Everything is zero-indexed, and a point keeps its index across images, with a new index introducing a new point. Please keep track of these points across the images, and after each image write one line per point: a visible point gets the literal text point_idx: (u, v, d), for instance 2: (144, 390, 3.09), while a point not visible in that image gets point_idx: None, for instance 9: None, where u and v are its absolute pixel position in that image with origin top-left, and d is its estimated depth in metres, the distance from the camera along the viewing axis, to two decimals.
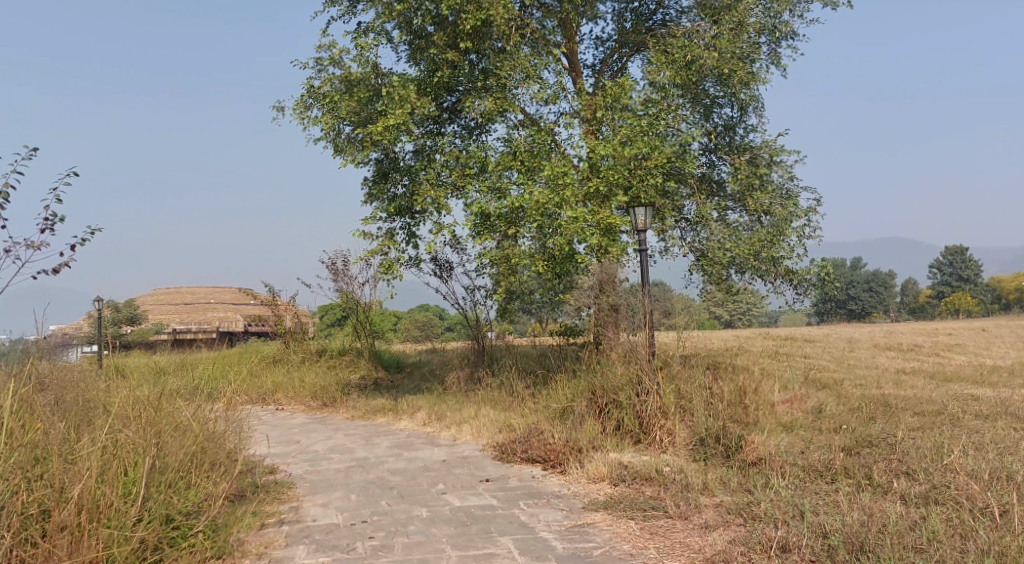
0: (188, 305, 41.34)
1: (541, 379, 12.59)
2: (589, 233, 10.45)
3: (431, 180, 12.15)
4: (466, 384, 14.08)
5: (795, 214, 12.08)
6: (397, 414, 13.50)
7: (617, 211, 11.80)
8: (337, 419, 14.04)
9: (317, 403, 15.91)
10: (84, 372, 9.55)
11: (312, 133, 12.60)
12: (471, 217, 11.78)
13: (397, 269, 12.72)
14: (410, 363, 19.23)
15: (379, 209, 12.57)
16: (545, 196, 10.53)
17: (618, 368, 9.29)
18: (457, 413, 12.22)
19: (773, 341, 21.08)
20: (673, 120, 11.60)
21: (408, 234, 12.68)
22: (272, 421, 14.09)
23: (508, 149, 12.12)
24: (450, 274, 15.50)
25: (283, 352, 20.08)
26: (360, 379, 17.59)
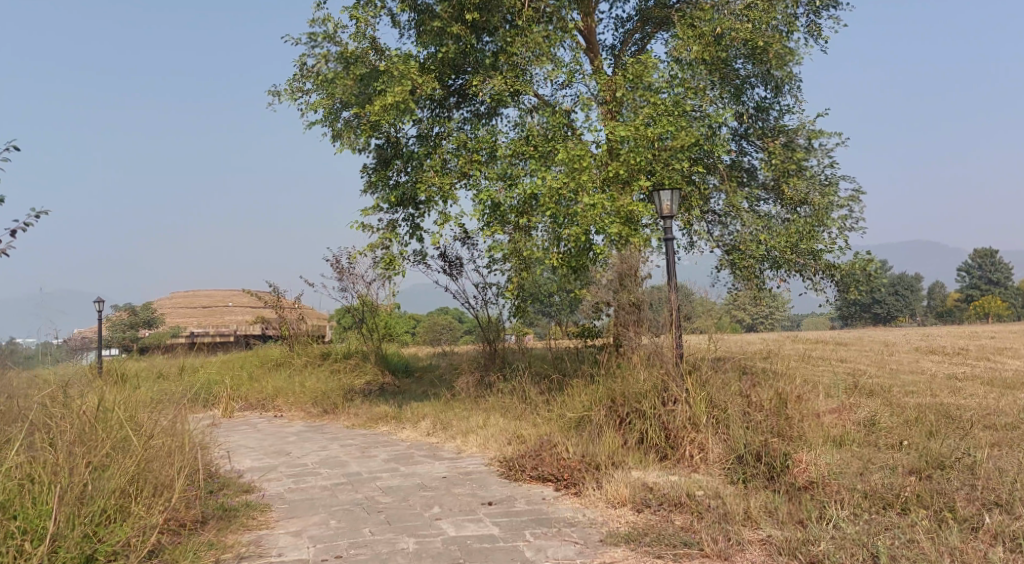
0: (201, 307, 40.75)
1: (556, 385, 11.52)
2: (609, 222, 9.35)
3: (436, 167, 11.13)
4: (475, 389, 13.04)
5: (836, 203, 10.91)
6: (399, 423, 12.50)
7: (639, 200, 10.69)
8: (336, 427, 13.06)
9: (318, 410, 14.95)
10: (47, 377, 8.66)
11: (308, 118, 11.66)
12: (479, 206, 10.74)
13: (399, 264, 11.70)
14: (419, 367, 18.23)
15: (380, 200, 11.56)
16: (559, 181, 9.47)
17: (640, 373, 8.21)
18: (463, 422, 11.20)
19: (804, 345, 19.79)
20: (701, 100, 10.51)
21: (411, 227, 11.66)
22: (267, 430, 13.14)
23: (519, 134, 11.09)
24: (461, 272, 14.49)
25: (286, 355, 19.16)
26: (365, 384, 16.62)
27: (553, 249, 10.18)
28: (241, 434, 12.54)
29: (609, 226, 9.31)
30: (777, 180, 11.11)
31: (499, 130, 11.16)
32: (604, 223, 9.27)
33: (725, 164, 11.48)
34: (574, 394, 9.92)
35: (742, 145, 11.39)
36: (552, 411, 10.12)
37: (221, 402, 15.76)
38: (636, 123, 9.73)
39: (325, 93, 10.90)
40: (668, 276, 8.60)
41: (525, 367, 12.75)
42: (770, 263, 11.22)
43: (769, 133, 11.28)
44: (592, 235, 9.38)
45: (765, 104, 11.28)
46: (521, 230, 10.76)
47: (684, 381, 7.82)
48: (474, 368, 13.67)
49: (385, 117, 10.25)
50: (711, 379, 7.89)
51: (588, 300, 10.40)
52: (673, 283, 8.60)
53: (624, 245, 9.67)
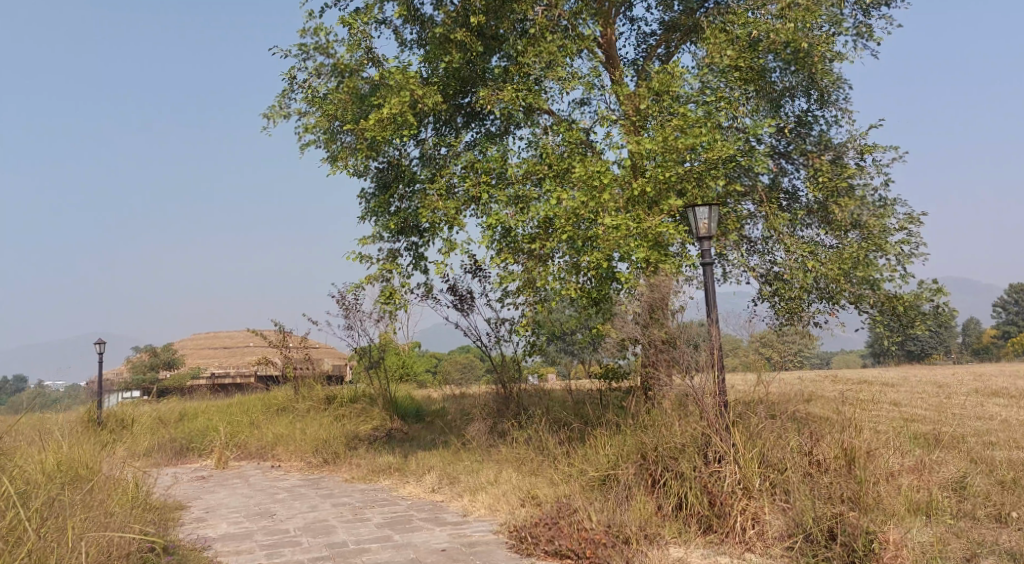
0: (214, 348, 39.81)
1: (577, 433, 10.20)
2: (635, 245, 8.12)
3: (439, 190, 10.05)
4: (487, 438, 11.74)
5: (893, 226, 9.59)
6: (403, 476, 11.22)
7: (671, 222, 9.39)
8: (334, 481, 11.81)
9: (318, 459, 13.71)
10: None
11: (301, 142, 10.71)
12: (488, 232, 9.60)
13: (400, 298, 10.56)
14: (430, 411, 16.92)
15: (379, 228, 10.47)
16: (576, 200, 8.31)
17: (675, 423, 6.91)
18: (472, 477, 9.91)
19: (847, 386, 18.24)
20: (734, 112, 9.35)
21: (414, 257, 10.58)
22: (258, 484, 11.92)
23: (533, 152, 9.97)
24: (472, 307, 13.32)
25: (290, 398, 17.94)
26: (371, 431, 15.37)
27: (570, 280, 9.00)
28: (229, 490, 11.33)
29: (635, 249, 8.05)
30: (824, 200, 9.85)
31: (509, 149, 10.07)
32: (630, 247, 8.03)
33: (762, 185, 10.26)
34: (598, 448, 8.62)
35: (782, 164, 10.16)
36: (574, 465, 8.78)
37: (215, 451, 14.58)
38: (665, 133, 8.56)
39: (317, 113, 9.96)
40: (706, 305, 7.31)
41: (543, 411, 11.43)
42: (819, 293, 9.89)
43: (813, 148, 10.05)
44: (615, 261, 8.17)
45: (808, 116, 10.06)
46: (535, 258, 9.61)
47: (729, 434, 6.50)
48: (487, 413, 12.36)
49: (381, 134, 9.22)
50: (763, 430, 6.58)
51: (612, 336, 9.13)
52: (714, 314, 7.30)
53: (653, 272, 8.46)
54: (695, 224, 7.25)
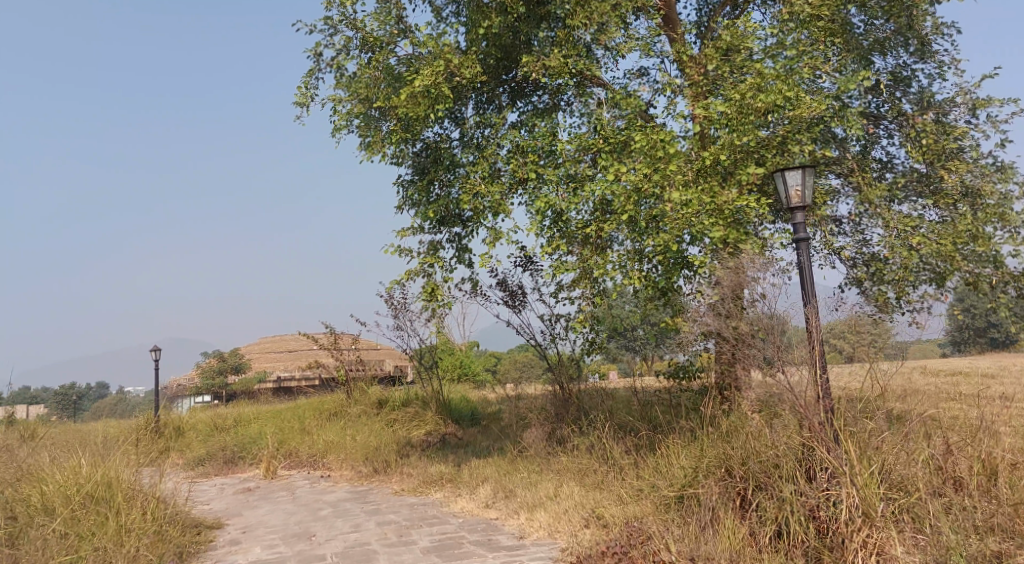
0: (274, 353, 39.76)
1: (646, 440, 9.10)
2: (710, 223, 6.95)
3: (483, 173, 9.09)
4: (546, 444, 10.72)
5: (1013, 191, 8.19)
6: (455, 488, 10.30)
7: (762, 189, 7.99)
8: (383, 494, 10.95)
9: (367, 469, 12.91)
10: (40, 505, 7.09)
11: (335, 128, 9.94)
12: (539, 216, 8.59)
13: (444, 295, 9.64)
14: (486, 414, 15.97)
15: (418, 218, 9.55)
16: (637, 174, 7.22)
17: (768, 433, 5.82)
18: (530, 491, 8.91)
19: (945, 379, 16.53)
20: (818, 67, 8.09)
21: (457, 249, 9.64)
22: (303, 497, 11.15)
23: (587, 127, 8.91)
24: (524, 303, 12.33)
25: (342, 402, 17.12)
26: (424, 436, 14.52)
27: (633, 267, 7.92)
28: (271, 505, 10.60)
29: (711, 228, 6.89)
30: (927, 165, 8.50)
31: (559, 124, 9.02)
32: (704, 226, 6.87)
33: (850, 153, 8.96)
34: (675, 460, 7.50)
35: (874, 129, 8.85)
36: (645, 479, 7.69)
37: (263, 461, 13.93)
38: (737, 92, 7.38)
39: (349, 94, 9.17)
40: (801, 289, 6.10)
41: (607, 414, 10.33)
42: (924, 272, 8.55)
43: (913, 107, 8.69)
44: (686, 243, 7.03)
45: (904, 71, 8.70)
46: (592, 245, 8.64)
47: (840, 445, 5.37)
48: (545, 418, 11.32)
49: (416, 111, 8.31)
50: (881, 442, 5.43)
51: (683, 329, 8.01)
52: (811, 299, 6.10)
53: (731, 253, 7.32)
54: (783, 192, 5.86)
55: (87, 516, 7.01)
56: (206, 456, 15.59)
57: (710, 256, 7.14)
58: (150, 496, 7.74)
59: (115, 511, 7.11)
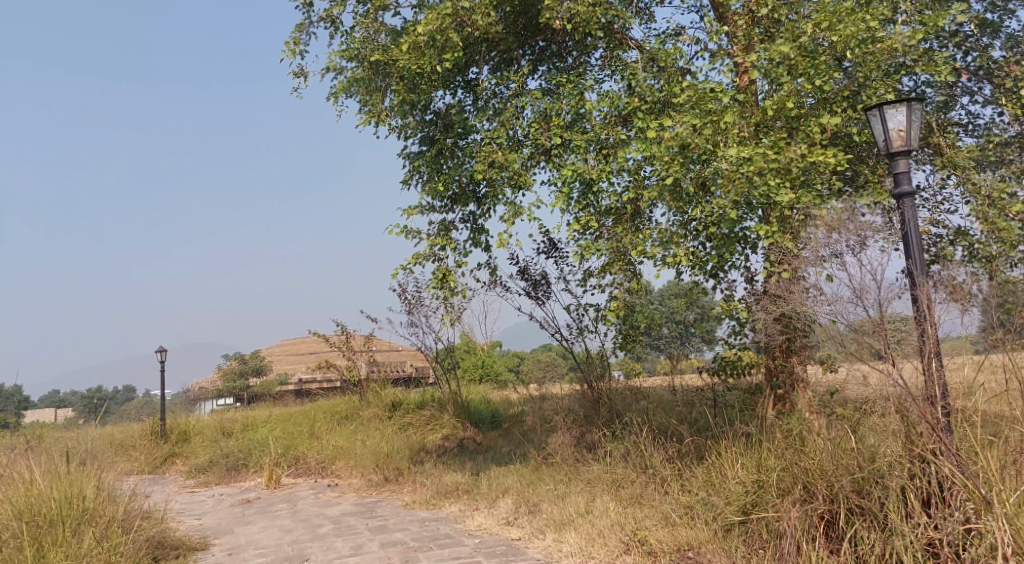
0: (292, 355, 38.87)
1: (693, 448, 7.91)
2: (776, 185, 5.70)
3: (501, 141, 7.97)
4: (574, 451, 9.53)
5: None
6: (472, 501, 9.14)
7: (842, 136, 6.48)
8: (391, 507, 9.81)
9: (377, 477, 11.79)
10: None
11: (334, 99, 8.94)
12: (565, 187, 7.47)
13: (456, 282, 8.51)
14: (508, 416, 14.74)
15: (426, 194, 8.40)
16: (684, 129, 6.00)
17: (878, 452, 4.99)
18: (557, 506, 7.74)
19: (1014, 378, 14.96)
20: (895, 4, 6.83)
21: (471, 229, 8.55)
22: (303, 511, 10.04)
23: (620, 84, 7.73)
24: (548, 294, 11.16)
25: (353, 405, 15.89)
26: (440, 441, 13.39)
27: (681, 246, 6.72)
28: (267, 521, 9.52)
29: (778, 192, 5.60)
30: (1019, 124, 7.30)
31: (588, 83, 7.85)
32: (771, 191, 5.59)
33: (927, 110, 7.73)
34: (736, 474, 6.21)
35: (959, 82, 7.60)
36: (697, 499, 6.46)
37: (266, 469, 12.89)
38: (799, 31, 6.20)
39: (353, 66, 8.27)
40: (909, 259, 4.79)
41: (643, 418, 9.10)
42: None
43: (1005, 54, 7.42)
44: (746, 212, 5.80)
45: (990, 13, 7.44)
46: (626, 224, 7.65)
47: (971, 466, 4.51)
48: (573, 422, 10.13)
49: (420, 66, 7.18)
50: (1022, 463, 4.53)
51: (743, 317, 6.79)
52: (921, 272, 4.78)
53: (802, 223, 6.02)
54: (880, 132, 4.90)
55: (29, 548, 5.95)
56: (208, 464, 14.57)
57: (779, 227, 5.84)
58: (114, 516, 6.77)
59: (63, 541, 6.05)
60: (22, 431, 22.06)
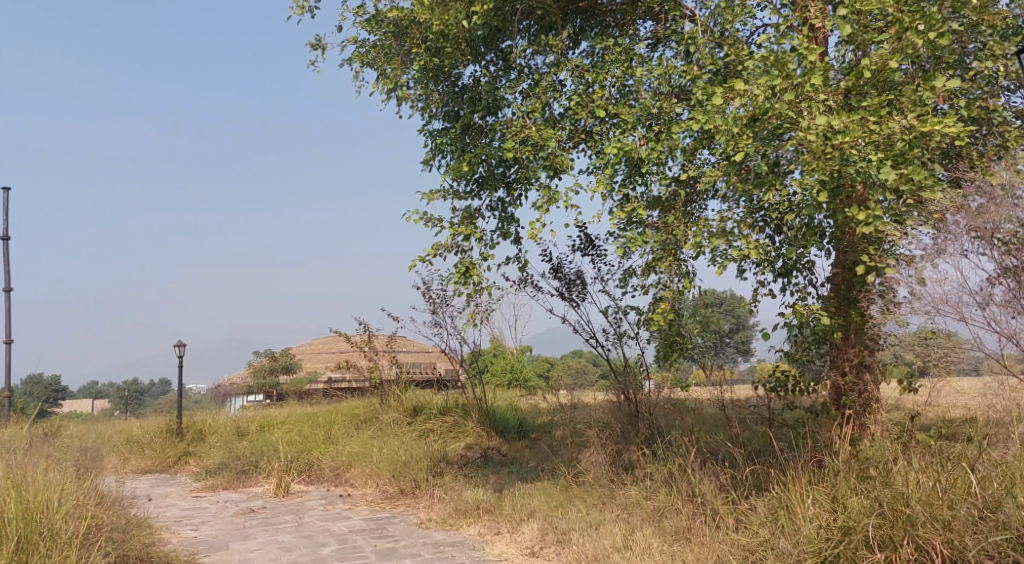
0: (319, 352, 38.29)
1: (751, 477, 6.84)
2: (877, 162, 4.56)
3: (536, 115, 7.04)
4: (610, 471, 8.49)
5: None
6: (493, 524, 8.15)
7: (946, 108, 5.38)
8: (404, 525, 8.85)
9: (393, 489, 10.86)
10: None
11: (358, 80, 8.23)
12: (610, 168, 6.47)
13: (481, 276, 7.54)
14: (536, 426, 13.70)
15: (449, 176, 7.43)
16: (757, 95, 4.97)
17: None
18: (589, 537, 6.71)
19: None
20: None
21: (500, 217, 7.58)
22: (308, 525, 9.13)
23: (674, 51, 6.72)
24: (583, 296, 10.15)
25: (373, 408, 14.97)
26: (462, 451, 12.41)
27: (754, 237, 5.60)
28: (266, 535, 8.63)
29: (879, 169, 4.48)
30: None
31: (637, 51, 6.85)
32: (870, 168, 4.47)
33: None
34: (821, 526, 5.08)
35: None
36: (766, 544, 5.39)
37: (275, 476, 12.02)
38: None
39: (372, 32, 7.41)
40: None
41: (690, 436, 8.05)
42: None
43: None
44: (835, 194, 4.72)
45: None
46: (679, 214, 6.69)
47: None
48: (608, 438, 9.09)
49: None
50: None
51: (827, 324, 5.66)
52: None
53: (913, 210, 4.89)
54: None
55: None
56: (219, 467, 13.77)
57: (882, 215, 4.60)
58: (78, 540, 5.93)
59: None
60: (44, 422, 21.59)
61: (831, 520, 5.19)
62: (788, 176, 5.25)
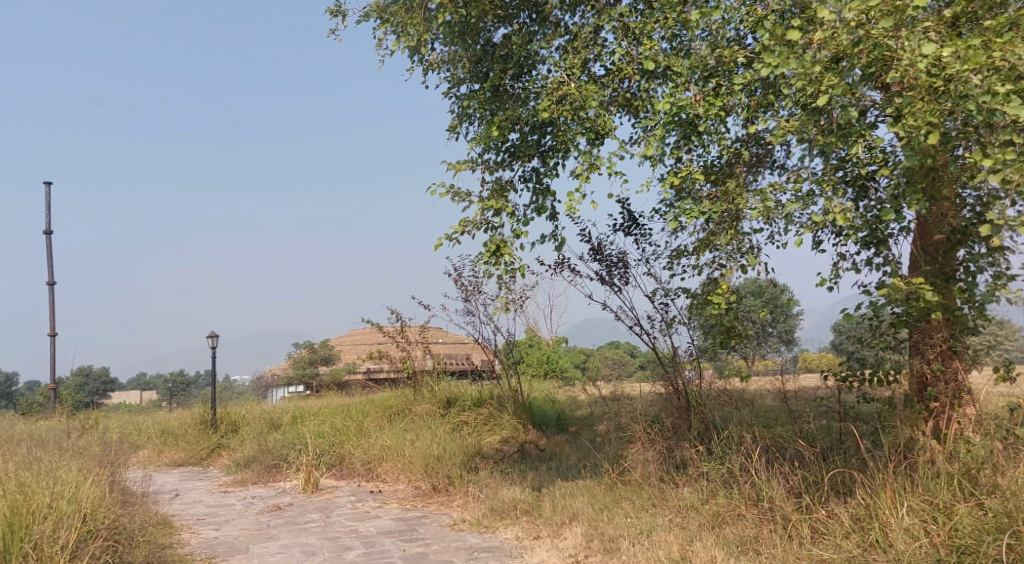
0: (355, 343, 38.05)
1: (826, 478, 6.04)
2: (1004, 93, 3.72)
3: (576, 72, 6.29)
4: (661, 470, 7.72)
5: None
6: (532, 527, 7.44)
7: None
8: (436, 527, 8.20)
9: (425, 487, 10.22)
10: None
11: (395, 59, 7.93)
12: (662, 127, 5.71)
13: (515, 255, 6.81)
14: (576, 419, 12.95)
15: (478, 145, 6.71)
16: (844, 28, 4.18)
17: None
18: (641, 546, 5.98)
19: None
20: None
21: (535, 189, 6.85)
22: (335, 526, 8.54)
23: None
24: (625, 279, 9.38)
25: (406, 400, 14.36)
26: (498, 445, 11.73)
27: (837, 201, 4.78)
28: (289, 537, 8.05)
29: (1007, 104, 3.69)
30: None
31: None
32: (996, 102, 3.66)
33: None
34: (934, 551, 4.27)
35: None
36: (854, 562, 4.62)
37: (303, 471, 11.46)
38: None
39: None
40: None
41: (751, 430, 7.25)
42: None
43: None
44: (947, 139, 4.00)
45: None
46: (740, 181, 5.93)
47: None
48: (657, 433, 8.32)
49: None
50: None
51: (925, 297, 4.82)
52: None
53: None
54: None
55: None
56: (248, 461, 13.30)
57: (1011, 158, 3.77)
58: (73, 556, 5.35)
59: None
60: (81, 413, 21.46)
61: (939, 538, 4.42)
62: (878, 129, 4.51)
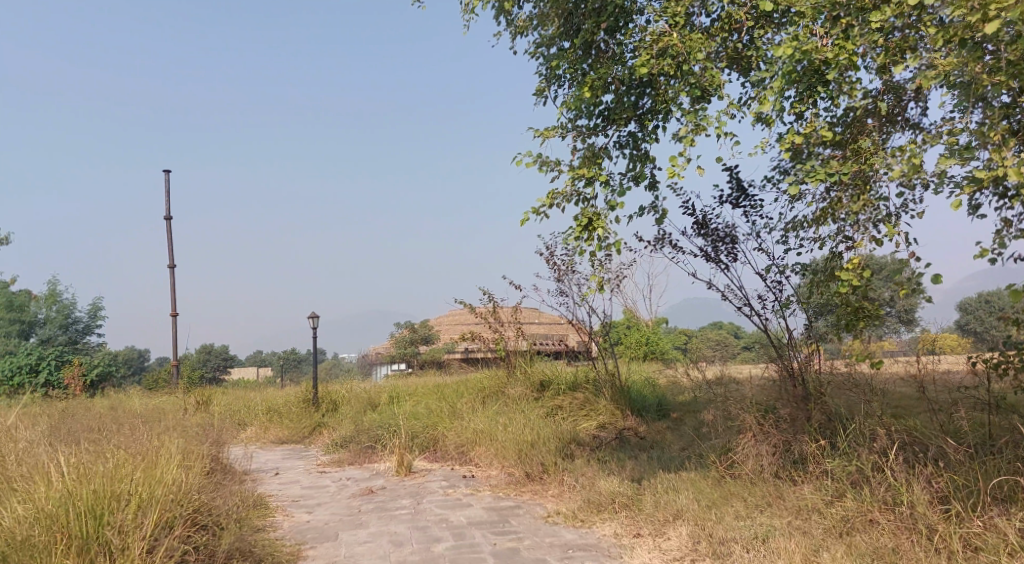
0: (453, 323, 38.24)
1: (980, 483, 5.22)
2: None
3: (679, 21, 5.59)
4: (779, 469, 7.02)
5: None
6: (631, 524, 6.87)
7: None
8: (529, 519, 7.75)
9: (519, 474, 9.81)
10: None
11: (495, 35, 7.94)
12: (781, 77, 4.98)
13: (610, 228, 6.21)
14: (678, 405, 12.22)
15: (569, 109, 6.12)
16: None
17: None
18: (756, 555, 5.32)
19: None
20: None
21: (633, 156, 6.21)
22: (425, 513, 8.23)
23: None
24: (732, 256, 8.59)
25: (500, 381, 14.00)
26: (595, 431, 11.17)
27: (1005, 152, 3.96)
28: (379, 525, 7.79)
29: None
30: None
31: None
32: None
33: None
34: None
35: None
36: None
37: (396, 454, 11.27)
38: None
39: None
40: None
41: (882, 424, 6.42)
42: None
43: None
44: None
45: None
46: (874, 138, 5.13)
47: None
48: (770, 424, 7.56)
49: None
50: None
51: None
52: None
53: None
54: None
55: None
56: (344, 441, 13.27)
57: None
58: (153, 541, 5.17)
59: None
60: (194, 388, 22.27)
61: None
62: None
